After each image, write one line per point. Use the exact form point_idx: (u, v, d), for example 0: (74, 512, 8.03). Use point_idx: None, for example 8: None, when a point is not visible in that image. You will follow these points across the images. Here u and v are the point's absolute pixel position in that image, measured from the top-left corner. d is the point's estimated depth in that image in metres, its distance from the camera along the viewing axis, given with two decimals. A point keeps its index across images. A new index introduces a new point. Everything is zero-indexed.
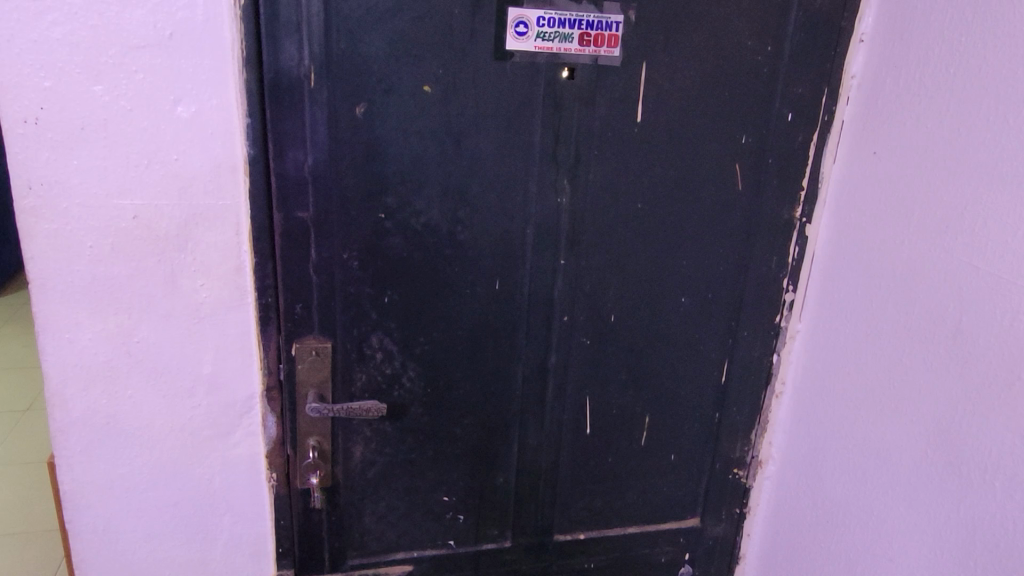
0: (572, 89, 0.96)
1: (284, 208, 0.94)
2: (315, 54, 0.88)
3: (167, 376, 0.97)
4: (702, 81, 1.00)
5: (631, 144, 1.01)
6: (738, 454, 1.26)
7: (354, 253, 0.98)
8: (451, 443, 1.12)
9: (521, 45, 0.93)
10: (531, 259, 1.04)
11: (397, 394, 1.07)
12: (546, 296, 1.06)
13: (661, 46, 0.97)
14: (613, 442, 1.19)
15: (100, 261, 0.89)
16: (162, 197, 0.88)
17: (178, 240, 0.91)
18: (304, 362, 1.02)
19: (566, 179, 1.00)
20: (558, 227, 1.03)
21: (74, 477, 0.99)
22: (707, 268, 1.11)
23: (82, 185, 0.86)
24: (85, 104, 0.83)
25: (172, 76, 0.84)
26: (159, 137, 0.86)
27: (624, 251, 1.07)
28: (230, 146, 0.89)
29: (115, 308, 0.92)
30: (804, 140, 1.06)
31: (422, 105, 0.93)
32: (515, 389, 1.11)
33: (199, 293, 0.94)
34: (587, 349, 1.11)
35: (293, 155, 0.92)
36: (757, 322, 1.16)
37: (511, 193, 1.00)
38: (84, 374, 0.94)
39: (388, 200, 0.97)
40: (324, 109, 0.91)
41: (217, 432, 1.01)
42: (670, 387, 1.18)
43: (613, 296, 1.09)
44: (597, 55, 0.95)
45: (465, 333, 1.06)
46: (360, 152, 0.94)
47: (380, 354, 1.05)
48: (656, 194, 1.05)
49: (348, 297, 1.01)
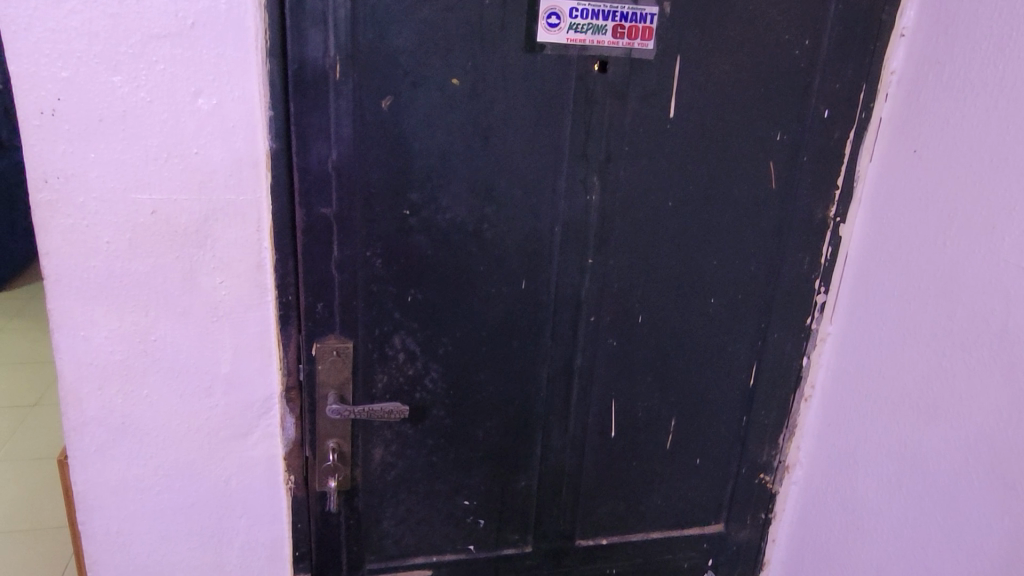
0: (604, 83, 0.92)
1: (307, 204, 0.91)
2: (341, 45, 0.85)
3: (184, 375, 0.96)
4: (739, 76, 0.96)
5: (664, 140, 0.97)
6: (765, 459, 1.22)
7: (377, 252, 0.95)
8: (473, 446, 1.10)
9: (553, 37, 0.89)
10: (559, 258, 1.00)
11: (419, 396, 1.04)
12: (573, 297, 1.03)
13: (697, 39, 0.93)
14: (637, 445, 1.16)
15: (118, 257, 0.88)
16: (181, 191, 0.87)
17: (197, 237, 0.89)
18: (324, 363, 0.99)
19: (596, 176, 0.97)
20: (587, 226, 1.00)
21: (88, 477, 0.99)
22: (738, 270, 1.08)
23: (99, 178, 0.85)
24: (103, 95, 0.82)
25: (193, 67, 0.82)
26: (179, 130, 0.84)
27: (653, 250, 1.03)
28: (251, 141, 0.86)
29: (133, 305, 0.91)
30: (841, 138, 1.02)
31: (450, 98, 0.90)
32: (539, 392, 1.08)
33: (218, 289, 0.92)
34: (613, 351, 1.08)
35: (317, 149, 0.89)
36: (788, 325, 1.13)
37: (539, 190, 0.96)
38: (99, 372, 0.94)
39: (413, 196, 0.93)
40: (349, 102, 0.88)
41: (234, 432, 1.00)
42: (697, 392, 1.15)
43: (640, 297, 1.06)
44: (631, 48, 0.91)
45: (488, 334, 1.03)
46: (386, 148, 0.91)
47: (402, 355, 1.01)
48: (688, 191, 1.01)
49: (370, 296, 0.98)
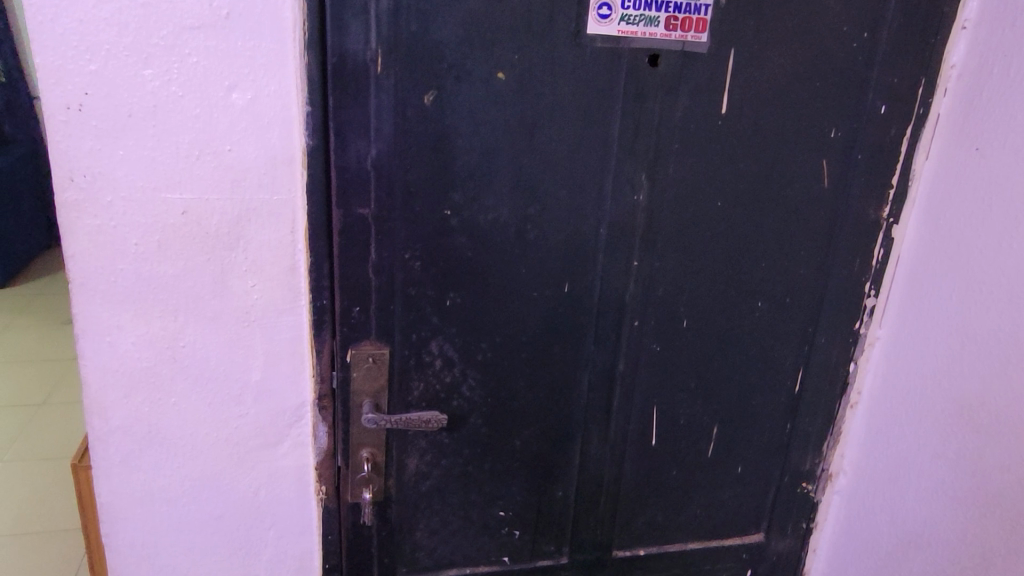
0: (655, 77, 0.88)
1: (344, 204, 0.87)
2: (382, 37, 0.81)
3: (214, 382, 0.92)
4: (795, 70, 0.92)
5: (715, 137, 0.93)
6: (809, 467, 1.18)
7: (416, 253, 0.91)
8: (511, 456, 1.06)
9: (603, 29, 0.85)
10: (604, 260, 0.96)
11: (456, 404, 1.00)
12: (617, 301, 0.99)
13: (753, 30, 0.89)
14: (678, 453, 1.12)
15: (146, 260, 0.84)
16: (213, 191, 0.83)
17: (229, 238, 0.85)
18: (359, 370, 0.95)
19: (644, 174, 0.93)
20: (634, 227, 0.95)
21: (111, 488, 0.95)
22: (787, 273, 1.03)
23: (127, 177, 0.81)
24: (132, 89, 0.78)
25: (227, 59, 0.78)
26: (212, 126, 0.80)
27: (701, 251, 0.99)
28: (287, 137, 0.83)
29: (161, 309, 0.87)
30: (897, 135, 0.98)
31: (495, 93, 0.85)
32: (580, 399, 1.04)
33: (250, 293, 0.89)
34: (656, 357, 1.04)
35: (356, 146, 0.85)
36: (836, 329, 1.08)
37: (585, 190, 0.92)
38: (125, 380, 0.90)
39: (454, 195, 0.89)
40: (390, 97, 0.83)
41: (265, 441, 0.96)
42: (740, 398, 1.11)
43: (685, 301, 1.02)
44: (684, 41, 0.87)
45: (529, 340, 0.99)
46: (427, 145, 0.86)
47: (440, 361, 0.97)
48: (738, 191, 0.97)
49: (408, 300, 0.93)
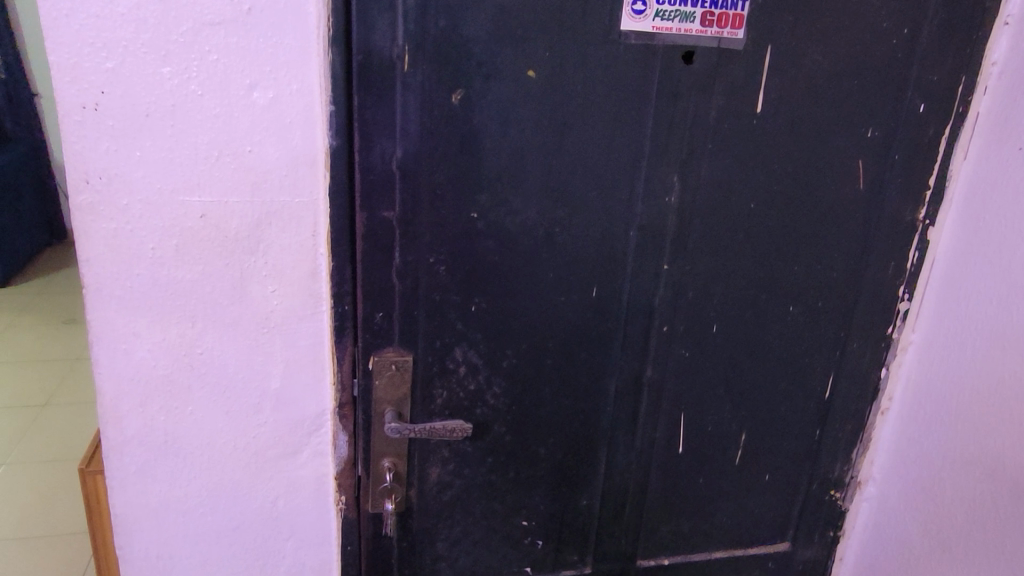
0: (689, 75, 0.85)
1: (368, 207, 0.84)
2: (410, 33, 0.78)
3: (232, 390, 0.89)
4: (833, 68, 0.89)
5: (750, 137, 0.90)
6: (837, 474, 1.15)
7: (441, 257, 0.88)
8: (535, 464, 1.03)
9: (637, 25, 0.82)
10: (633, 264, 0.93)
11: (480, 412, 0.97)
12: (646, 306, 0.96)
13: (791, 27, 0.86)
14: (705, 461, 1.09)
15: (163, 264, 0.82)
16: (233, 193, 0.80)
17: (249, 242, 0.83)
18: (382, 377, 0.92)
19: (676, 176, 0.90)
20: (665, 229, 0.93)
21: (126, 500, 0.92)
22: (820, 276, 1.00)
23: (144, 179, 0.78)
24: (150, 88, 0.75)
25: (248, 57, 0.76)
26: (232, 126, 0.78)
27: (732, 254, 0.96)
28: (310, 138, 0.80)
29: (178, 314, 0.85)
30: (936, 134, 0.95)
31: (525, 91, 0.83)
32: (607, 406, 1.02)
33: (270, 299, 0.86)
34: (685, 363, 1.01)
35: (381, 146, 0.82)
36: (869, 333, 1.06)
37: (615, 192, 0.89)
38: (141, 388, 0.87)
39: (481, 197, 0.86)
40: (417, 95, 0.80)
41: (284, 451, 0.93)
42: (769, 405, 1.08)
43: (715, 306, 0.99)
44: (720, 37, 0.84)
45: (555, 346, 0.96)
46: (454, 145, 0.83)
47: (464, 368, 0.94)
48: (773, 193, 0.94)
49: (432, 305, 0.90)
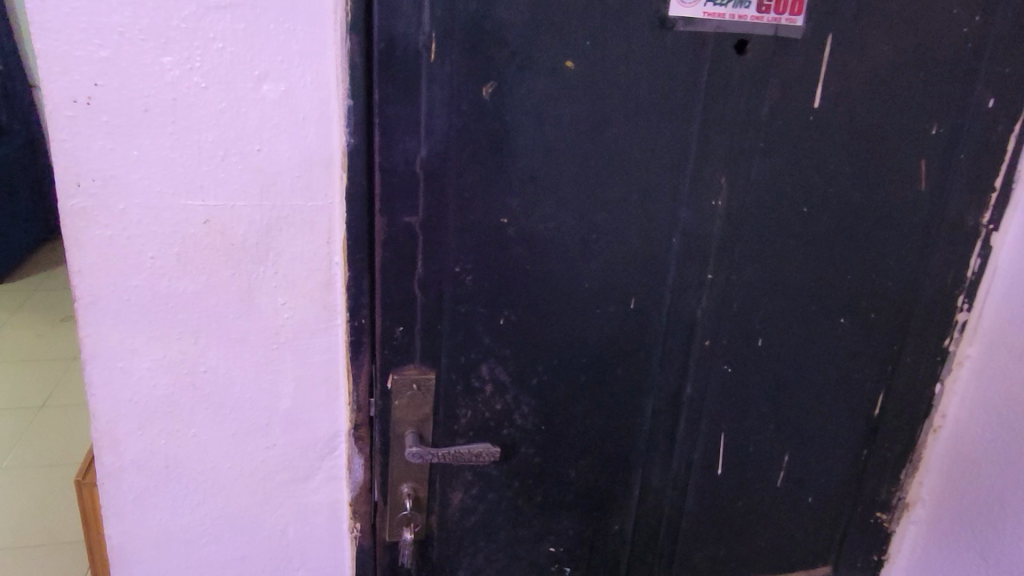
0: (741, 67, 0.78)
1: (389, 212, 0.76)
2: (438, 18, 0.70)
3: (238, 411, 0.82)
4: (897, 59, 0.81)
5: (805, 134, 0.82)
6: (884, 496, 1.08)
7: (468, 267, 0.81)
8: (564, 488, 0.95)
9: (688, 11, 0.75)
10: (675, 273, 0.86)
11: (507, 433, 0.90)
12: (687, 318, 0.89)
13: (854, 13, 0.78)
14: (745, 483, 1.02)
15: (164, 275, 0.75)
16: (240, 197, 0.73)
17: (258, 250, 0.75)
18: (401, 398, 0.85)
19: (724, 177, 0.83)
20: (709, 235, 0.85)
21: (123, 529, 0.84)
22: (873, 285, 0.93)
23: (143, 181, 0.71)
24: (148, 79, 0.67)
25: (258, 46, 0.68)
26: (239, 122, 0.70)
27: (781, 262, 0.89)
28: (325, 135, 0.72)
29: (180, 330, 0.77)
30: (1004, 131, 0.87)
31: (562, 84, 0.75)
32: (643, 426, 0.94)
33: (280, 312, 0.78)
34: (727, 379, 0.94)
35: (404, 145, 0.74)
36: (923, 346, 0.98)
37: (657, 194, 0.82)
38: (140, 409, 0.80)
39: (512, 201, 0.79)
40: (444, 89, 0.73)
41: (294, 475, 0.86)
42: (815, 423, 1.00)
43: (761, 318, 0.92)
44: (778, 25, 0.77)
45: (588, 361, 0.89)
46: (484, 144, 0.76)
47: (490, 387, 0.87)
48: (827, 195, 0.86)
49: (457, 319, 0.83)
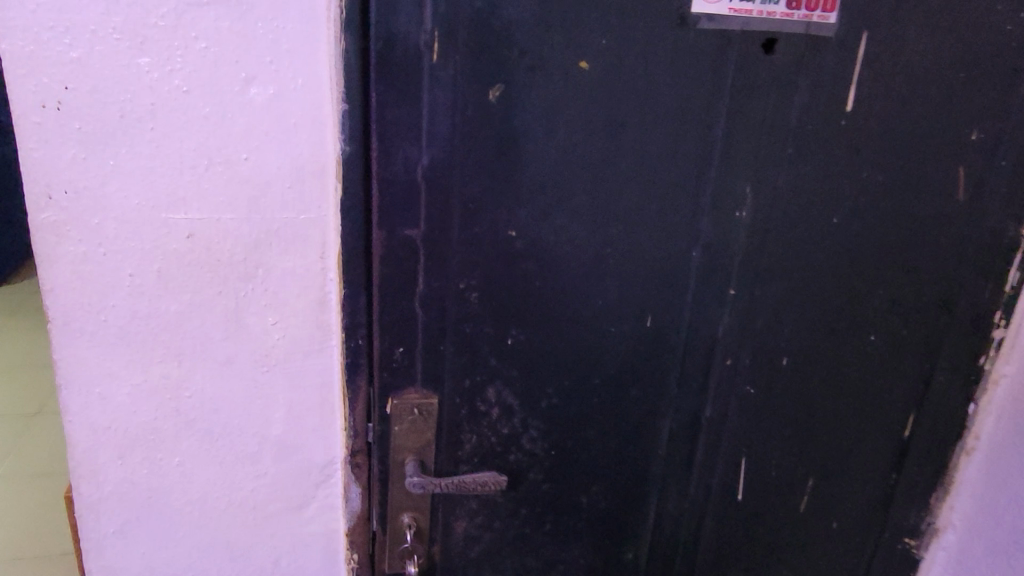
0: (769, 68, 0.73)
1: (387, 225, 0.70)
2: (441, 15, 0.64)
3: (226, 438, 0.76)
4: (935, 59, 0.76)
5: (835, 140, 0.77)
6: (912, 522, 1.01)
7: (473, 284, 0.75)
8: (574, 516, 0.89)
9: (713, 8, 0.69)
10: (695, 289, 0.80)
11: (514, 459, 0.84)
12: (707, 337, 0.83)
13: (889, 10, 0.73)
14: (766, 508, 0.96)
15: (143, 293, 0.69)
16: (226, 210, 0.67)
17: (245, 267, 0.70)
18: (401, 423, 0.79)
19: (748, 186, 0.77)
20: (732, 248, 0.80)
21: (104, 563, 0.79)
22: (905, 300, 0.87)
23: (120, 193, 0.65)
24: (124, 82, 0.62)
25: (244, 46, 0.62)
26: (224, 129, 0.65)
27: (808, 277, 0.83)
28: (318, 143, 0.67)
29: (162, 352, 0.72)
30: None
31: (576, 87, 0.69)
32: (658, 450, 0.88)
33: (271, 333, 0.73)
34: (749, 401, 0.88)
35: (404, 153, 0.68)
36: (957, 365, 0.92)
37: (677, 206, 0.76)
38: (120, 437, 0.74)
39: (521, 213, 0.73)
40: (448, 92, 0.67)
41: (287, 505, 0.80)
42: (841, 446, 0.94)
43: (786, 336, 0.86)
44: (809, 23, 0.72)
45: (601, 383, 0.83)
46: (491, 152, 0.70)
47: (497, 410, 0.81)
48: (857, 205, 0.81)
49: (461, 339, 0.77)
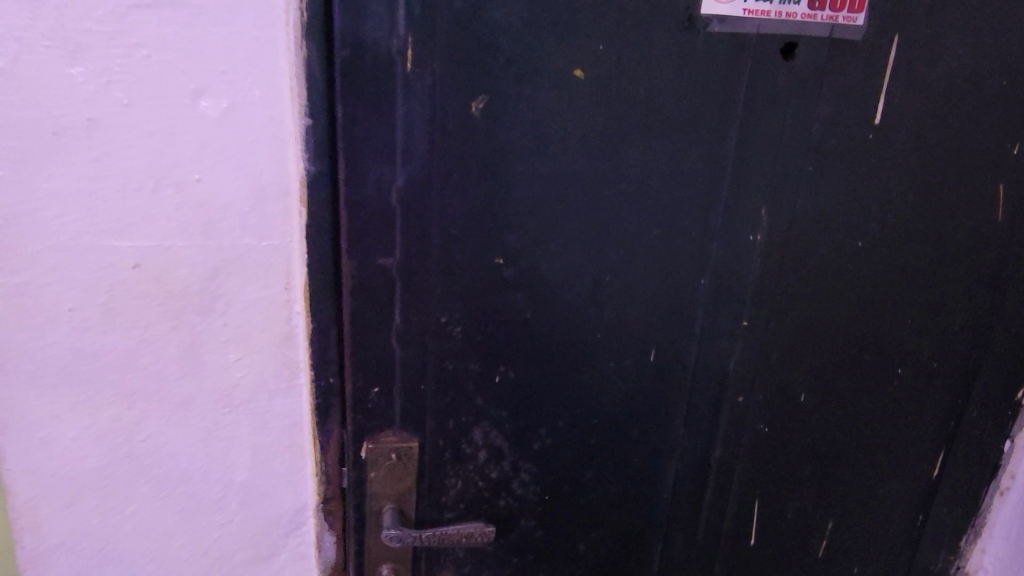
0: (789, 76, 0.65)
1: (358, 253, 0.63)
2: (415, 18, 0.57)
3: (185, 485, 0.69)
4: (972, 65, 0.68)
5: (861, 156, 0.69)
6: (940, 565, 0.94)
7: (456, 317, 0.67)
8: (570, 563, 0.82)
9: (725, 8, 0.62)
10: (704, 320, 0.73)
11: (503, 505, 0.76)
12: (718, 371, 0.76)
13: (924, 10, 0.65)
14: (781, 553, 0.88)
15: (88, 330, 0.61)
16: (178, 236, 0.60)
17: (202, 299, 0.62)
18: (378, 469, 0.71)
19: (764, 208, 0.69)
20: (745, 276, 0.72)
21: None
22: (936, 330, 0.79)
23: (56, 219, 0.57)
24: (57, 94, 0.54)
25: (193, 53, 0.55)
26: (174, 147, 0.57)
27: (829, 306, 0.75)
28: (280, 162, 0.59)
29: (112, 394, 0.64)
30: None
31: (570, 98, 0.62)
32: (663, 493, 0.81)
33: (232, 371, 0.65)
34: (762, 440, 0.80)
35: (376, 173, 0.61)
36: (992, 399, 0.84)
37: (684, 229, 0.69)
38: (67, 486, 0.66)
39: (509, 238, 0.65)
40: (425, 105, 0.59)
41: (254, 555, 0.73)
42: (863, 487, 0.86)
43: (804, 371, 0.78)
44: (834, 25, 0.64)
45: (600, 422, 0.75)
46: (475, 171, 0.63)
47: (484, 453, 0.74)
48: (884, 229, 0.73)
49: (444, 377, 0.69)
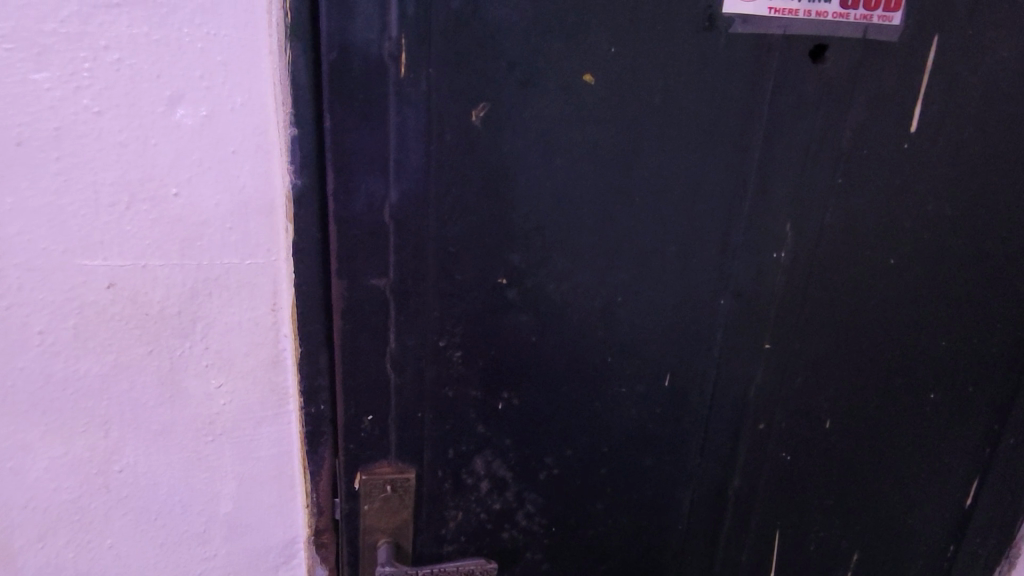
0: (817, 80, 0.60)
1: (349, 273, 0.58)
2: (410, 19, 0.52)
3: (166, 518, 0.64)
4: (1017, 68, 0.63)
5: (895, 168, 0.64)
6: None
7: (455, 341, 0.63)
8: None
9: (748, 6, 0.56)
10: (722, 342, 0.68)
11: (507, 537, 0.72)
12: (736, 397, 0.70)
13: (966, 8, 0.59)
14: None
15: (58, 355, 0.57)
16: (153, 254, 0.55)
17: (181, 322, 0.58)
18: (372, 502, 0.66)
19: (789, 223, 0.64)
20: (768, 295, 0.67)
21: None
22: (972, 352, 0.74)
23: (21, 236, 0.53)
24: (20, 101, 0.50)
25: (167, 57, 0.50)
26: (147, 158, 0.53)
27: (858, 327, 0.70)
28: (263, 175, 0.55)
29: (85, 422, 0.59)
30: None
31: (578, 105, 0.57)
32: (678, 525, 0.75)
33: (214, 398, 0.61)
34: (785, 468, 0.75)
35: (367, 187, 0.56)
36: None
37: (702, 246, 0.64)
38: (39, 520, 0.62)
39: (513, 257, 0.61)
40: (420, 113, 0.55)
41: None
42: (892, 517, 0.81)
43: (830, 395, 0.73)
44: (867, 25, 0.58)
45: (611, 451, 0.70)
46: (475, 185, 0.58)
47: (486, 484, 0.69)
48: (917, 244, 0.68)
49: (442, 404, 0.65)
